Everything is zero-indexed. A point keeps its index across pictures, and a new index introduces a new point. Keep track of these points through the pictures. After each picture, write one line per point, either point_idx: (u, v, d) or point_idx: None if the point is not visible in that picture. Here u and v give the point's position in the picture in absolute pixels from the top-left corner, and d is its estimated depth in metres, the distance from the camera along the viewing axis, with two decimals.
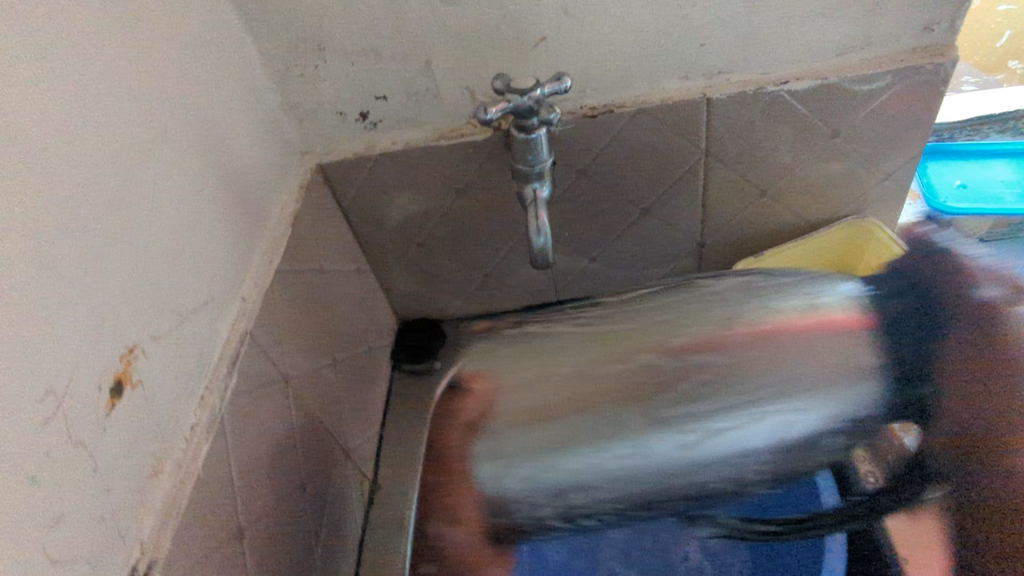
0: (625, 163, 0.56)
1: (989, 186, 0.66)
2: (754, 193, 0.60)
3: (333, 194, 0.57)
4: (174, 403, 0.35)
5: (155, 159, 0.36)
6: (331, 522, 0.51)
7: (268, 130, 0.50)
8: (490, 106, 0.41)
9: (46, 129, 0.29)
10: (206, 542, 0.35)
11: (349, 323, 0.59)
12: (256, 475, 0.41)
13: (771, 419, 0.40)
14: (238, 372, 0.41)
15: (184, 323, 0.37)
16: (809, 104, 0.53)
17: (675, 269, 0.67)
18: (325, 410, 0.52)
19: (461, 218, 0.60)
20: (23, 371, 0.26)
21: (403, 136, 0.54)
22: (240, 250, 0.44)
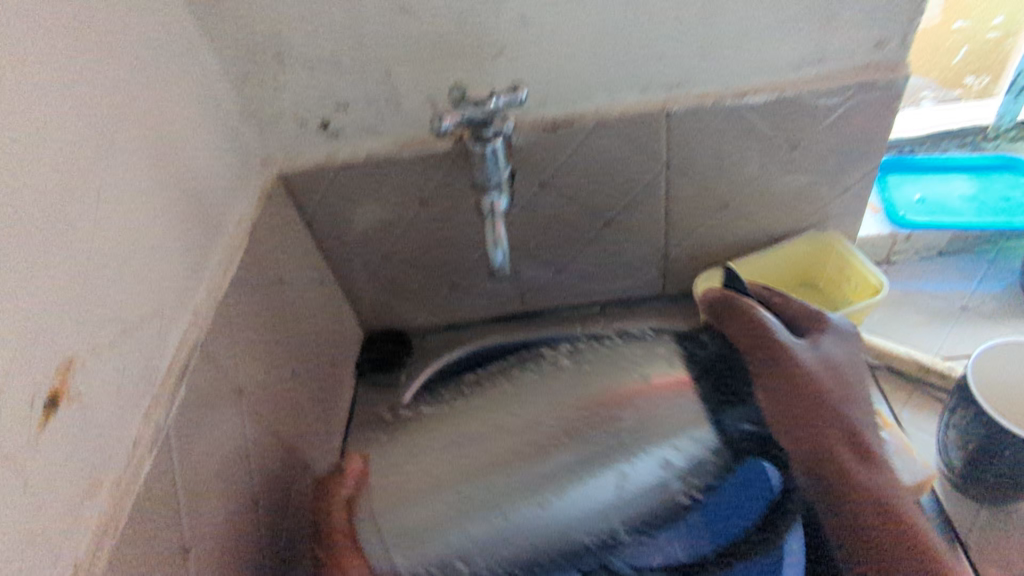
0: (587, 175, 0.56)
1: (947, 200, 0.68)
2: (716, 205, 0.60)
3: (295, 203, 0.57)
4: (117, 416, 0.35)
5: (102, 167, 0.36)
6: (287, 537, 0.50)
7: (226, 138, 0.50)
8: (445, 117, 0.41)
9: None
10: (147, 558, 0.34)
11: (310, 334, 0.58)
12: (205, 490, 0.40)
13: (655, 456, 0.35)
14: (188, 383, 0.40)
15: (130, 333, 0.37)
16: (767, 117, 0.54)
17: (640, 280, 0.67)
18: (283, 422, 0.52)
19: (425, 228, 0.60)
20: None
21: (365, 146, 0.54)
22: (193, 259, 0.44)
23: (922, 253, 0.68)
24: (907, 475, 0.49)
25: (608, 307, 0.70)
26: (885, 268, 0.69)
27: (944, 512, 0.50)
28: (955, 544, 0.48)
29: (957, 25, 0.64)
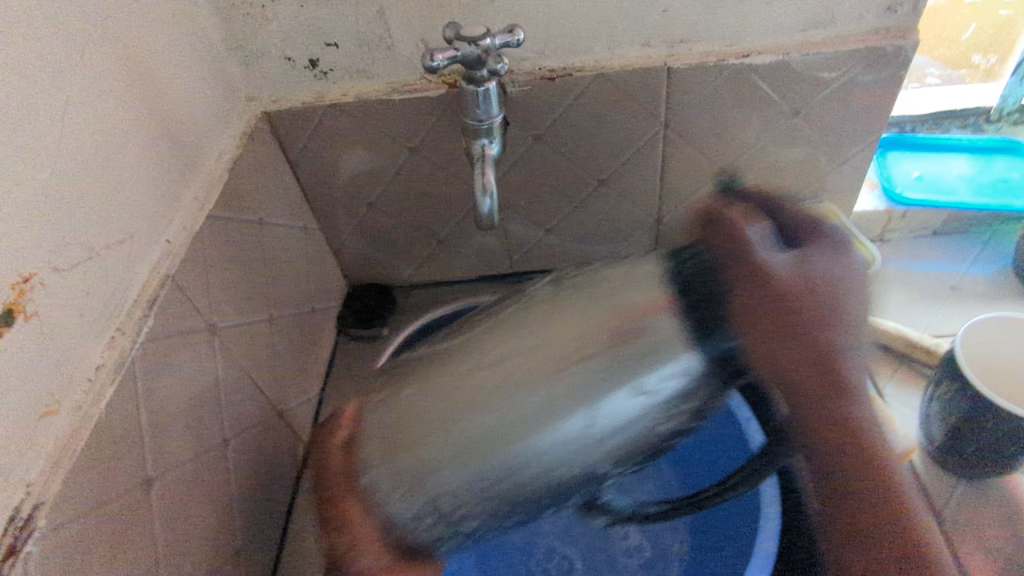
0: (582, 131, 0.55)
1: (944, 179, 0.67)
2: (712, 170, 0.59)
3: (279, 144, 0.55)
4: (77, 341, 0.33)
5: (69, 81, 0.34)
6: (258, 484, 0.49)
7: (209, 69, 0.48)
8: (437, 53, 0.39)
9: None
10: (105, 490, 0.33)
11: (291, 282, 0.56)
12: (171, 427, 0.39)
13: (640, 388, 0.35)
14: (157, 316, 0.38)
15: (95, 258, 0.35)
16: (770, 80, 0.52)
17: (631, 246, 0.66)
18: (258, 367, 0.50)
19: (414, 178, 0.58)
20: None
21: (355, 88, 0.52)
22: (167, 190, 0.42)
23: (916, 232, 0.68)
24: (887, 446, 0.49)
25: None
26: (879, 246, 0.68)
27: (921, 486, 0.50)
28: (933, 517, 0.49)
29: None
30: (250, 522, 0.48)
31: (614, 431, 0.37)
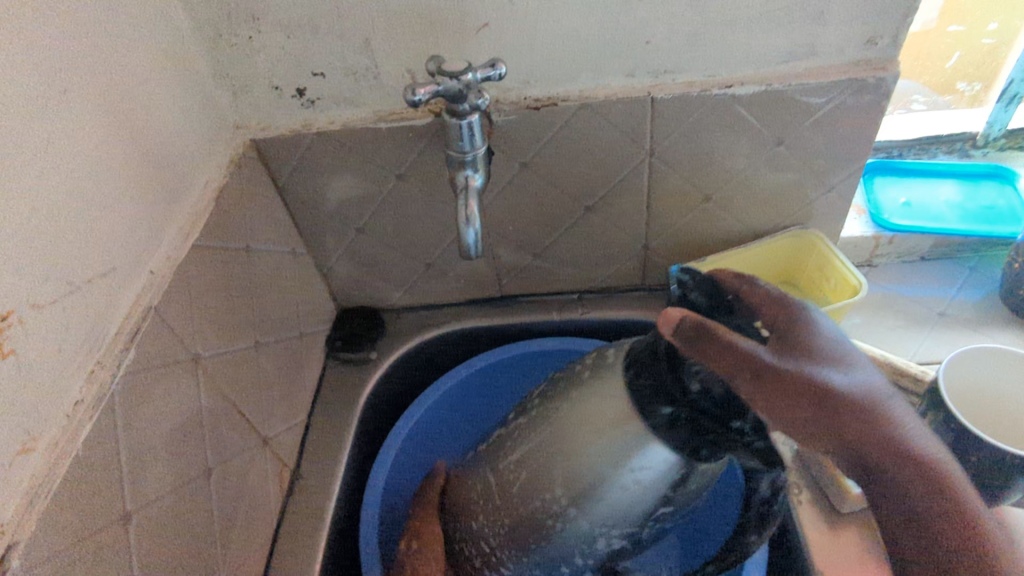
0: (568, 159, 0.55)
1: (931, 205, 0.68)
2: (699, 197, 0.59)
3: (267, 171, 0.55)
4: (55, 376, 0.33)
5: (50, 118, 0.34)
6: (242, 512, 0.49)
7: (196, 100, 0.48)
8: (419, 88, 0.40)
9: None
10: (82, 525, 0.33)
11: (279, 308, 0.57)
12: (151, 459, 0.39)
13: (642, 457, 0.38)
14: (138, 348, 0.38)
15: (75, 292, 0.35)
16: (753, 109, 0.53)
17: (619, 270, 0.66)
18: (244, 395, 0.50)
19: (402, 205, 0.58)
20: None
21: (342, 117, 0.53)
22: (151, 220, 0.42)
23: (903, 257, 0.68)
24: None
25: (585, 296, 0.69)
26: (867, 270, 0.69)
27: None
28: None
29: (951, 28, 0.64)
30: (234, 551, 0.47)
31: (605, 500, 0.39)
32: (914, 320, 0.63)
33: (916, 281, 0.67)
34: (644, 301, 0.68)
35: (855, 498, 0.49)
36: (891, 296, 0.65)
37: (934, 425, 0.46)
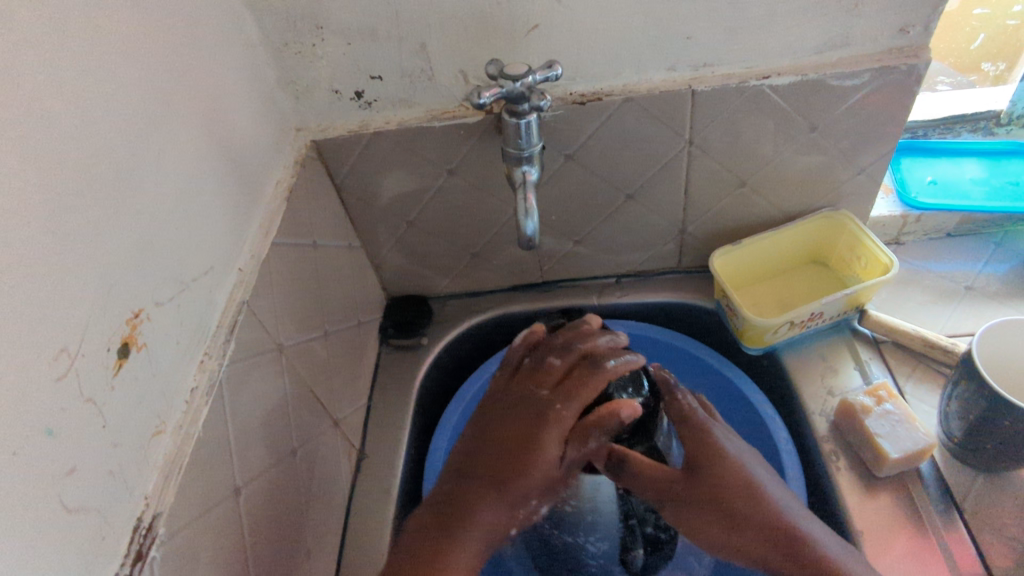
0: (612, 150, 0.58)
1: (958, 182, 0.70)
2: (734, 183, 0.62)
3: (326, 170, 0.58)
4: (175, 366, 0.37)
5: (157, 131, 0.37)
6: (321, 489, 0.53)
7: (265, 106, 0.51)
8: (484, 91, 0.43)
9: (54, 94, 0.29)
10: (204, 499, 0.37)
11: (340, 299, 0.60)
12: (251, 440, 0.43)
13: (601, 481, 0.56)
14: (236, 339, 0.42)
15: (185, 290, 0.39)
16: (788, 98, 0.55)
17: (657, 254, 0.69)
18: (317, 381, 0.54)
19: (453, 197, 0.61)
20: (32, 334, 0.27)
21: (397, 117, 0.56)
22: (236, 221, 0.45)
23: (930, 234, 0.71)
24: (907, 444, 0.52)
25: (623, 280, 0.72)
26: (895, 248, 0.71)
27: (942, 480, 0.53)
28: (952, 509, 0.52)
29: (975, 12, 0.65)
30: (317, 524, 0.51)
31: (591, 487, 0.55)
32: (942, 295, 0.66)
33: (943, 256, 0.69)
34: (680, 282, 0.71)
35: (891, 465, 0.53)
36: (919, 272, 0.68)
37: (971, 392, 0.49)
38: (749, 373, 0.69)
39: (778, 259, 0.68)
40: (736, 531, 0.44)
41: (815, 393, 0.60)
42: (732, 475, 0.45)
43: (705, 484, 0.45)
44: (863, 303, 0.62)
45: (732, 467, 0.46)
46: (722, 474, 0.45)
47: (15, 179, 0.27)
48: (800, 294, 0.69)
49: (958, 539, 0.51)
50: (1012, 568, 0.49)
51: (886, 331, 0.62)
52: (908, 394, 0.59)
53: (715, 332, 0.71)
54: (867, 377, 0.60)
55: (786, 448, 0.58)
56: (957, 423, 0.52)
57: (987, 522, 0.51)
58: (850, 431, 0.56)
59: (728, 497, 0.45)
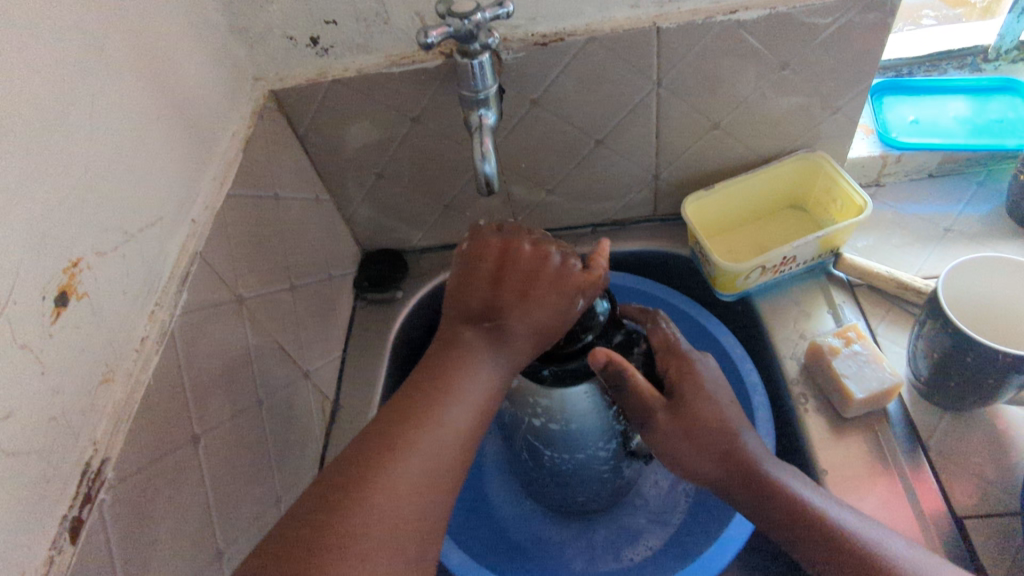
0: (578, 94, 0.57)
1: (940, 121, 0.68)
2: (706, 125, 0.60)
3: (287, 121, 0.57)
4: (123, 316, 0.37)
5: (93, 76, 0.36)
6: (292, 439, 0.54)
7: (216, 53, 0.50)
8: (431, 30, 0.41)
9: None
10: (158, 445, 0.37)
11: (308, 252, 0.60)
12: (210, 390, 0.43)
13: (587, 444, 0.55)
14: (189, 290, 0.42)
15: (131, 240, 0.38)
16: (758, 33, 0.53)
17: (631, 202, 0.68)
18: (283, 333, 0.54)
19: (419, 147, 0.60)
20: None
21: (356, 64, 0.54)
22: (188, 172, 0.45)
23: (911, 175, 0.69)
24: (872, 383, 0.52)
25: (599, 230, 0.71)
26: (874, 190, 0.70)
27: (907, 422, 0.54)
28: (917, 448, 0.52)
29: None
30: (288, 472, 0.52)
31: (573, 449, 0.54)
32: (920, 236, 0.65)
33: (924, 198, 0.68)
34: (656, 231, 0.70)
35: (857, 405, 0.53)
36: (899, 214, 0.67)
37: (936, 331, 0.49)
38: (725, 320, 0.69)
39: (753, 204, 0.67)
40: (701, 456, 0.46)
41: (787, 337, 0.60)
42: (707, 411, 0.46)
43: (683, 419, 0.46)
44: (837, 245, 0.61)
45: (710, 406, 0.47)
46: (700, 414, 0.46)
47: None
48: (776, 238, 0.68)
49: (921, 477, 0.51)
50: (974, 504, 0.49)
51: (859, 274, 0.61)
52: (881, 336, 0.59)
53: (692, 280, 0.71)
54: (839, 320, 0.60)
55: (757, 392, 0.58)
56: (923, 362, 0.52)
57: (952, 460, 0.52)
58: (819, 372, 0.56)
59: (706, 437, 0.46)
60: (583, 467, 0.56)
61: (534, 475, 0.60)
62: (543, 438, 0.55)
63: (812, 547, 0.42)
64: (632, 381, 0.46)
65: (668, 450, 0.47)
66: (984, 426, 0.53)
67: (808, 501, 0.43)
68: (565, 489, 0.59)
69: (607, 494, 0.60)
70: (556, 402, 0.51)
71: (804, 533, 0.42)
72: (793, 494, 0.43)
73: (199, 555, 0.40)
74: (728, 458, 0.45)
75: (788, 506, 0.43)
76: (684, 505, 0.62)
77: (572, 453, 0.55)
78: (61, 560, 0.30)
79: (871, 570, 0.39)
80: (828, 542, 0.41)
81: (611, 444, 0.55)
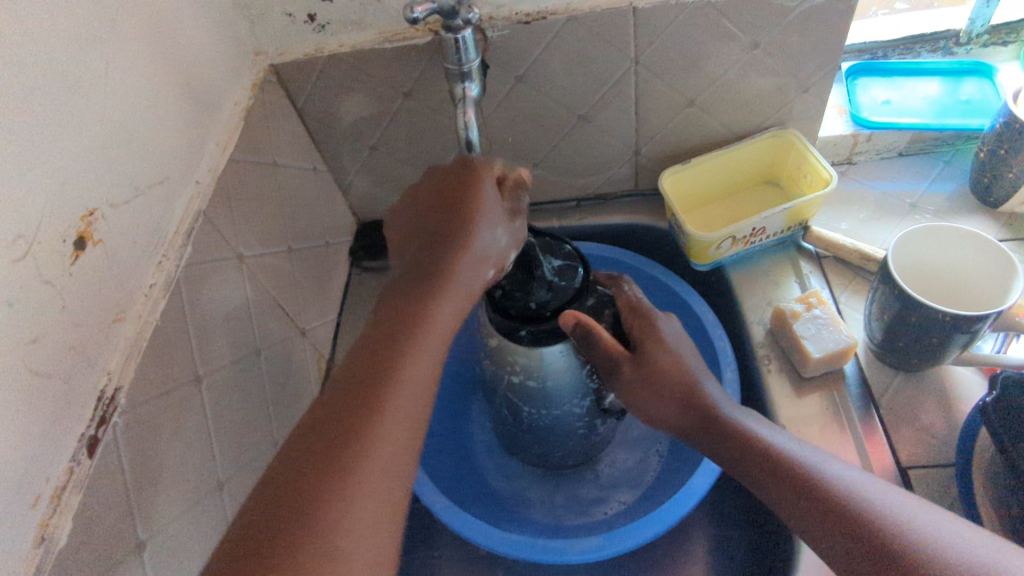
0: (560, 71, 0.60)
1: (911, 102, 0.71)
2: (683, 102, 0.64)
3: (286, 94, 0.61)
4: (134, 264, 0.41)
5: (106, 45, 0.40)
6: (289, 390, 0.58)
7: (220, 28, 0.53)
8: (417, 6, 0.45)
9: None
10: (166, 381, 0.41)
11: (305, 219, 0.64)
12: (212, 336, 0.47)
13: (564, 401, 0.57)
14: (194, 244, 0.46)
15: (141, 196, 0.42)
16: (730, 14, 0.56)
17: (613, 176, 0.72)
18: (281, 292, 0.58)
19: (410, 120, 0.64)
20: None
21: (351, 39, 0.58)
22: (193, 137, 0.49)
23: (882, 153, 0.72)
24: (829, 344, 0.56)
25: (583, 204, 0.75)
26: (846, 168, 0.73)
27: (862, 381, 0.57)
28: (870, 406, 0.56)
29: None
30: (284, 419, 0.57)
31: (552, 406, 0.56)
32: (887, 212, 0.68)
33: (893, 176, 0.71)
34: (637, 205, 0.74)
35: (815, 364, 0.56)
36: (867, 191, 0.70)
37: (887, 296, 0.52)
38: (701, 290, 0.73)
39: (729, 179, 0.71)
40: (663, 403, 0.50)
41: (755, 304, 0.64)
42: (667, 360, 0.50)
43: (647, 369, 0.50)
44: (806, 218, 0.64)
45: (669, 356, 0.50)
46: (662, 365, 0.50)
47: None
48: (750, 212, 0.71)
49: (872, 431, 0.55)
50: (919, 456, 0.53)
51: (825, 246, 0.65)
52: (843, 304, 0.62)
53: (671, 252, 0.75)
54: (805, 288, 0.63)
55: (724, 354, 0.62)
56: (876, 325, 0.55)
57: (901, 416, 0.55)
58: (782, 335, 0.60)
59: (665, 385, 0.50)
60: (561, 424, 0.58)
61: (512, 432, 0.62)
62: (520, 396, 0.56)
63: (745, 468, 0.46)
64: (601, 338, 0.48)
65: (637, 399, 0.51)
66: (933, 386, 0.57)
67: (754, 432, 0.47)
68: (542, 444, 0.61)
69: (581, 449, 0.63)
70: (533, 361, 0.52)
71: (739, 458, 0.47)
72: (732, 428, 0.48)
73: (202, 482, 0.44)
74: (687, 402, 0.50)
75: (727, 439, 0.47)
76: (655, 463, 0.66)
77: (548, 410, 0.56)
78: (81, 471, 0.35)
79: (801, 483, 0.43)
80: (752, 460, 0.46)
81: (588, 401, 0.57)
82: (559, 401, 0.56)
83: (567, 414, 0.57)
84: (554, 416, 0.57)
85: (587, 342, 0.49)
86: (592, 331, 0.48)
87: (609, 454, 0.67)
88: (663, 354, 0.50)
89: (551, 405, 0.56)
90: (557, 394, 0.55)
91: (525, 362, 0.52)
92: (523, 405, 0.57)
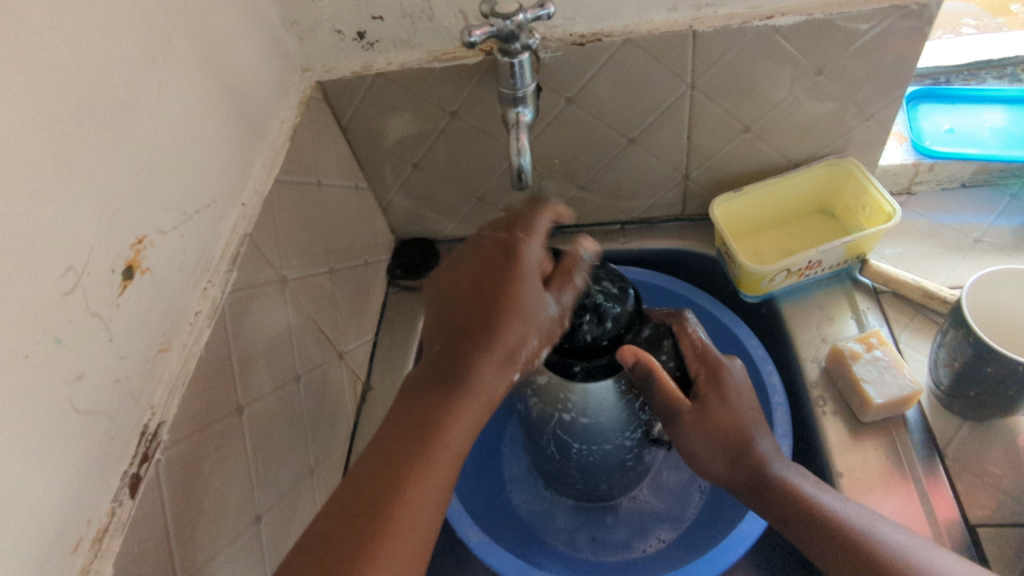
0: (614, 93, 0.58)
1: (976, 131, 0.68)
2: (739, 128, 0.61)
3: (331, 111, 0.60)
4: (178, 292, 0.40)
5: (159, 67, 0.39)
6: (325, 414, 0.56)
7: (268, 45, 0.52)
8: (475, 29, 0.43)
9: (44, 24, 0.31)
10: (208, 414, 0.40)
11: (346, 238, 0.62)
12: (254, 364, 0.46)
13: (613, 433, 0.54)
14: (239, 269, 0.45)
15: (188, 221, 0.41)
16: (795, 39, 0.54)
17: (661, 201, 0.69)
18: (321, 315, 0.57)
19: (455, 140, 0.62)
20: (36, 252, 0.30)
21: (400, 58, 0.56)
22: (240, 158, 0.48)
23: (944, 184, 0.69)
24: (892, 390, 0.53)
25: (627, 228, 0.73)
26: (906, 198, 0.70)
27: (925, 428, 0.54)
28: (934, 456, 0.53)
29: None
30: (320, 445, 0.55)
31: (600, 440, 0.54)
32: (950, 246, 0.65)
33: (955, 208, 0.68)
34: (684, 230, 0.72)
35: (876, 410, 0.53)
36: (928, 223, 0.67)
37: (958, 341, 0.50)
38: (749, 320, 0.70)
39: (781, 206, 0.68)
40: (717, 455, 0.48)
41: (809, 341, 0.61)
42: (731, 417, 0.49)
43: (707, 419, 0.48)
44: (864, 252, 0.62)
45: (730, 408, 0.49)
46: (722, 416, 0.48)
47: (15, 111, 0.29)
48: (803, 243, 0.69)
49: (937, 483, 0.52)
50: (990, 513, 0.50)
51: (885, 281, 0.62)
52: (903, 343, 0.60)
53: (718, 280, 0.72)
54: (863, 325, 0.61)
55: (776, 392, 0.59)
56: (944, 370, 0.53)
57: (968, 468, 0.52)
58: (839, 376, 0.57)
59: (725, 433, 0.48)
60: (607, 456, 0.56)
61: (555, 467, 0.60)
62: (569, 434, 0.54)
63: (794, 525, 0.44)
64: (659, 380, 0.47)
65: (689, 442, 0.49)
66: (1002, 437, 0.53)
67: (800, 488, 0.45)
68: (587, 479, 0.59)
69: (626, 481, 0.61)
70: (582, 397, 0.50)
71: (792, 516, 0.44)
72: (786, 488, 0.45)
73: (239, 517, 0.43)
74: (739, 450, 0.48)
75: (778, 498, 0.45)
76: (698, 499, 0.64)
77: (597, 445, 0.55)
78: (122, 512, 0.33)
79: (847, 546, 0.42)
80: (805, 520, 0.44)
81: (636, 432, 0.55)
82: (609, 434, 0.54)
83: (614, 447, 0.55)
84: (601, 449, 0.55)
85: (646, 383, 0.48)
86: (654, 373, 0.47)
87: (649, 485, 0.65)
88: (720, 403, 0.49)
89: (600, 438, 0.54)
90: (606, 427, 0.53)
91: (576, 399, 0.51)
92: (571, 441, 0.55)
